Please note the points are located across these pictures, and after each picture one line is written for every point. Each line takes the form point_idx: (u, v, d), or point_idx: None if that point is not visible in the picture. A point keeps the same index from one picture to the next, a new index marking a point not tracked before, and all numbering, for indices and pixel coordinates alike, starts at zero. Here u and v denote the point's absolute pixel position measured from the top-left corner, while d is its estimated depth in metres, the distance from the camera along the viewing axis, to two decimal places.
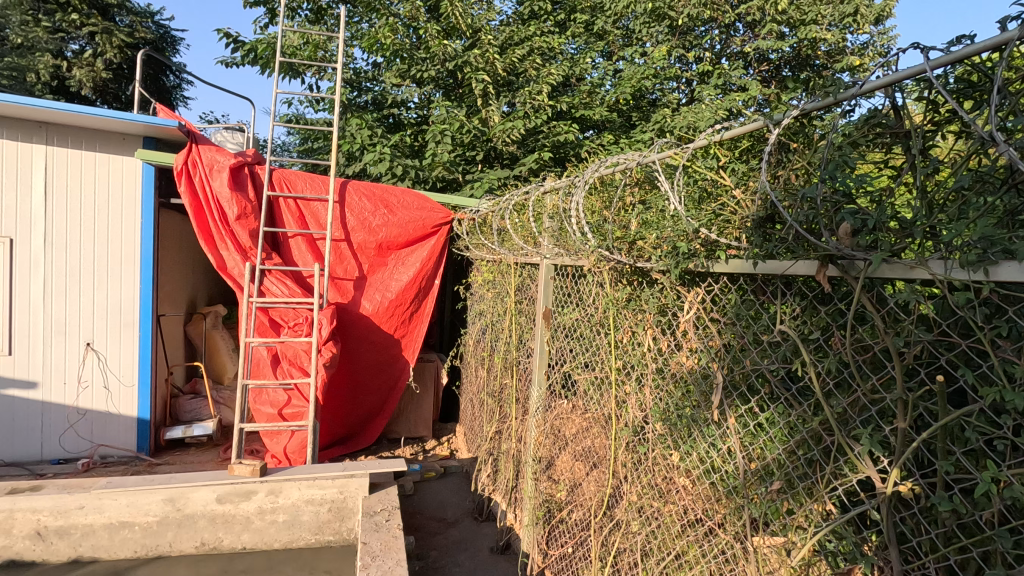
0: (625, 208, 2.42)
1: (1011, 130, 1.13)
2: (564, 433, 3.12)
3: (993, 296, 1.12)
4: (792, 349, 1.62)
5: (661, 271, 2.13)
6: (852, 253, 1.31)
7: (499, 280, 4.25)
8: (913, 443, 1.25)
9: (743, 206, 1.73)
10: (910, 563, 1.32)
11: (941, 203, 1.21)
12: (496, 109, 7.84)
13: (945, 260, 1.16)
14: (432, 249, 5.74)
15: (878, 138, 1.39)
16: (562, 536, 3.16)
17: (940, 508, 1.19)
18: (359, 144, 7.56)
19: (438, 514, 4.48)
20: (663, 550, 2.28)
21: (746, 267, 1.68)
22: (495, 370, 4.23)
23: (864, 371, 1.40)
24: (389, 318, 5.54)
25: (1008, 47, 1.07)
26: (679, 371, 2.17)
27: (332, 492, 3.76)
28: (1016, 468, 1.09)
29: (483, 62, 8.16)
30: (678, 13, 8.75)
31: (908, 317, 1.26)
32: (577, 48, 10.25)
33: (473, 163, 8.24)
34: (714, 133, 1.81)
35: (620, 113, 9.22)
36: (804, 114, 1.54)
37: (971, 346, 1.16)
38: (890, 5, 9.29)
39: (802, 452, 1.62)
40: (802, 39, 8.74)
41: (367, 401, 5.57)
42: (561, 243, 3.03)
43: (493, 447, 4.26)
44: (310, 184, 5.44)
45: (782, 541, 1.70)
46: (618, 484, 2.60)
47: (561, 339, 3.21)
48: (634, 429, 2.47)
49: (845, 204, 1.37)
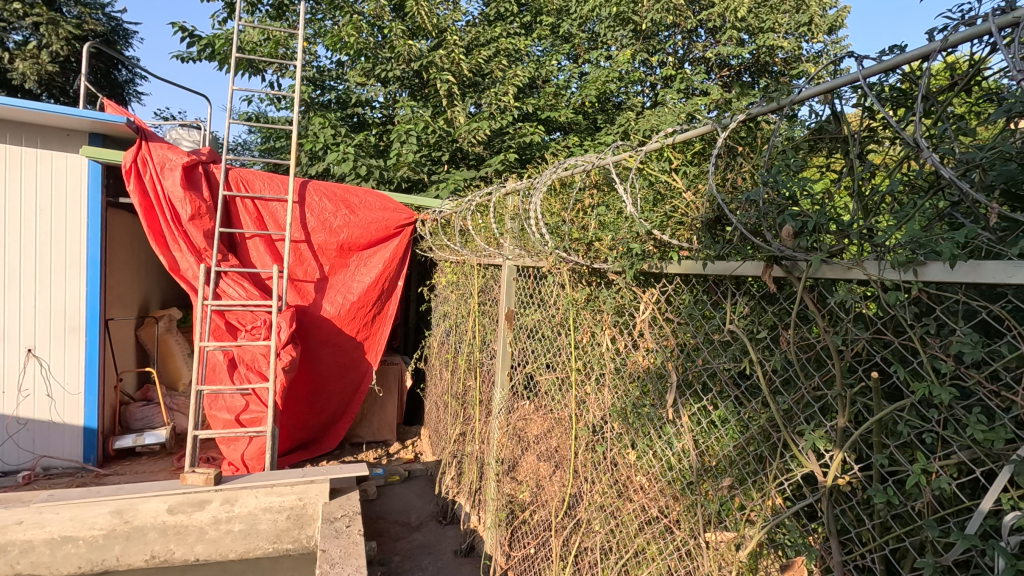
0: (583, 209, 2.45)
1: (938, 137, 1.18)
2: (526, 435, 3.12)
3: (922, 295, 1.17)
4: (742, 349, 1.66)
5: (617, 272, 2.17)
6: (794, 253, 1.35)
7: (463, 281, 4.24)
8: (851, 437, 1.30)
9: (693, 208, 1.78)
10: (851, 553, 1.36)
11: (876, 205, 1.26)
12: (462, 110, 7.82)
13: (879, 261, 1.20)
14: (396, 250, 5.68)
15: (818, 143, 1.44)
16: (525, 536, 3.16)
17: (876, 500, 1.24)
18: (322, 143, 7.40)
19: (402, 519, 4.42)
20: (622, 549, 2.30)
21: (697, 267, 1.72)
22: (459, 372, 4.22)
23: (808, 369, 1.44)
24: (351, 320, 5.45)
25: (930, 59, 1.12)
26: (636, 370, 2.20)
27: (291, 498, 3.69)
28: (944, 460, 1.14)
29: (448, 62, 8.12)
30: (642, 18, 8.92)
31: (846, 316, 1.31)
32: (543, 50, 10.31)
33: (439, 163, 8.19)
34: (667, 136, 1.84)
35: (586, 116, 9.34)
36: (750, 118, 1.58)
37: (902, 343, 1.21)
38: (843, 15, 9.65)
39: (752, 448, 1.66)
40: (760, 46, 8.98)
41: (329, 406, 5.46)
42: (522, 244, 3.04)
43: (458, 449, 4.23)
44: (268, 184, 5.31)
45: (733, 536, 1.74)
46: (578, 484, 2.62)
47: (523, 340, 3.21)
48: (593, 429, 2.49)
49: (788, 206, 1.41)
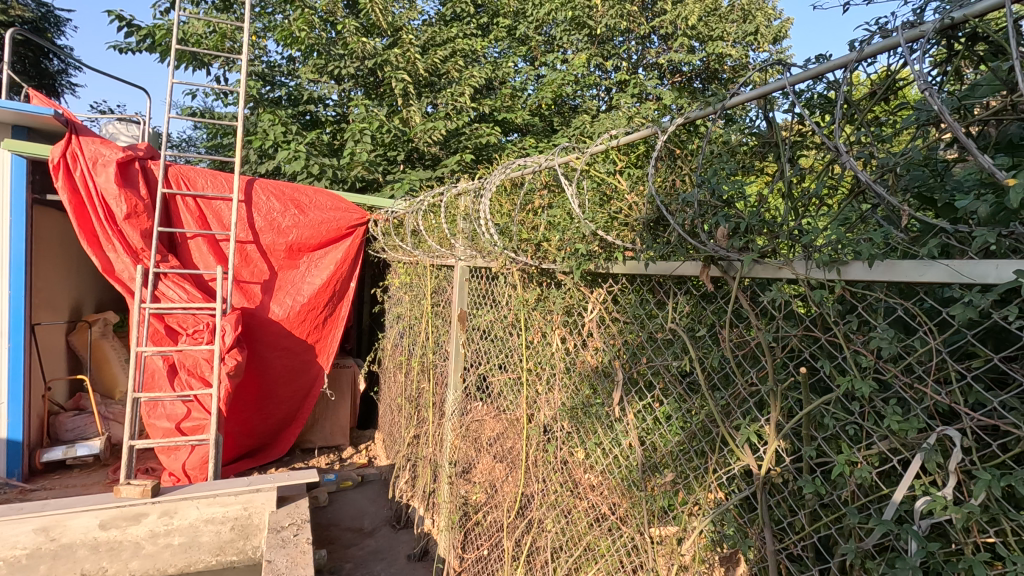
0: (533, 210, 2.47)
1: (857, 143, 1.23)
2: (479, 436, 3.11)
3: (845, 293, 1.22)
4: (683, 347, 1.71)
5: (565, 272, 2.21)
6: (727, 253, 1.40)
7: (417, 282, 4.19)
8: (783, 431, 1.35)
9: (635, 209, 1.82)
10: (783, 542, 1.42)
11: (805, 207, 1.31)
12: (418, 109, 7.72)
13: (806, 260, 1.25)
14: (348, 250, 5.57)
15: (751, 147, 1.48)
16: (478, 538, 3.15)
17: (804, 490, 1.30)
18: (271, 141, 7.15)
19: (355, 525, 4.34)
20: (571, 547, 2.33)
21: (640, 267, 1.77)
22: (413, 374, 4.17)
23: (744, 366, 1.49)
24: (301, 323, 5.29)
25: (848, 69, 1.17)
26: (584, 369, 2.23)
27: (235, 509, 3.57)
28: (866, 450, 1.19)
29: (404, 61, 8.00)
30: (596, 23, 9.10)
31: (778, 314, 1.37)
32: (500, 52, 10.31)
33: (394, 163, 8.06)
34: (610, 139, 1.88)
35: (542, 118, 9.43)
36: (686, 122, 1.63)
37: (829, 339, 1.25)
38: (787, 26, 10.08)
39: (693, 443, 1.70)
40: (710, 54, 9.26)
41: (278, 411, 5.30)
42: (474, 245, 3.03)
43: (412, 452, 4.18)
44: (211, 182, 5.11)
45: (675, 530, 1.78)
46: (530, 483, 2.63)
47: (477, 341, 3.20)
48: (543, 429, 2.52)
49: (721, 208, 1.46)
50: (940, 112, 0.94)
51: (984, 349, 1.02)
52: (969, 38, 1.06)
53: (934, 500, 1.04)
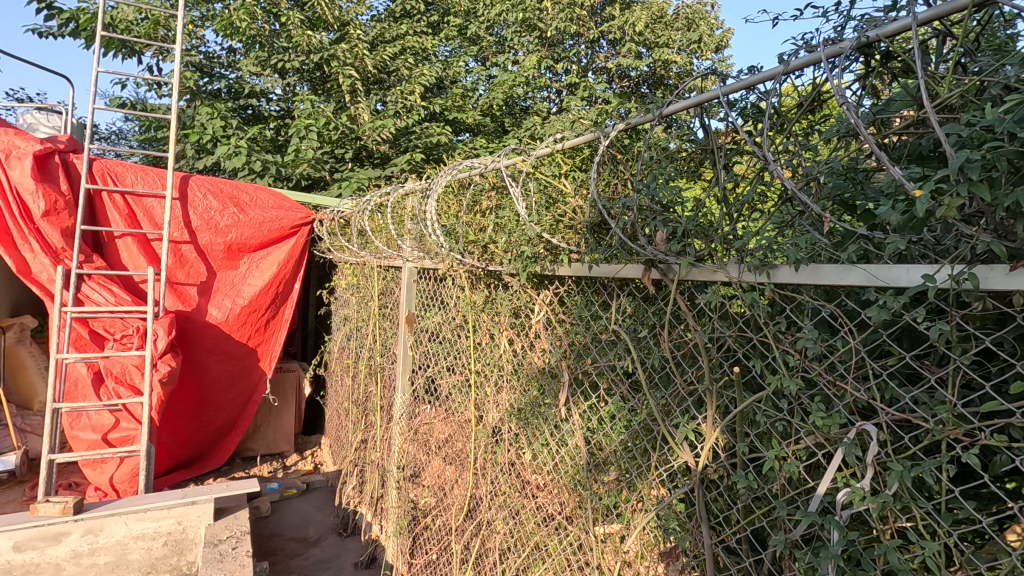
0: (480, 211, 2.47)
1: (783, 153, 1.29)
2: (428, 439, 3.08)
3: (774, 295, 1.28)
4: (625, 347, 1.75)
5: (511, 274, 2.23)
6: (666, 257, 1.46)
7: (364, 283, 4.11)
8: (718, 429, 1.40)
9: (579, 213, 1.86)
10: (719, 534, 1.47)
11: (739, 213, 1.35)
12: (366, 106, 7.55)
13: (738, 264, 1.31)
14: (291, 251, 5.39)
15: (687, 154, 1.53)
16: (427, 543, 3.11)
17: (738, 485, 1.35)
18: (210, 135, 6.79)
19: (299, 534, 4.21)
20: (520, 547, 2.33)
21: (585, 269, 1.79)
22: (360, 377, 4.08)
23: (682, 366, 1.54)
24: (240, 326, 5.09)
25: (775, 82, 1.23)
26: (531, 370, 2.25)
27: (169, 523, 3.40)
28: (794, 445, 1.24)
29: (351, 56, 7.81)
30: (546, 26, 9.21)
31: (713, 315, 1.42)
32: (451, 51, 10.23)
33: (342, 161, 7.86)
34: (555, 142, 1.90)
35: (493, 118, 9.44)
36: (628, 128, 1.67)
37: (760, 339, 1.31)
38: (728, 37, 10.49)
39: (635, 442, 1.74)
40: (657, 60, 9.52)
41: (216, 418, 5.09)
42: (421, 246, 2.99)
43: (359, 457, 4.10)
44: (142, 178, 4.83)
45: (617, 528, 1.82)
46: (479, 485, 2.62)
47: (425, 343, 3.16)
48: (492, 430, 2.52)
49: (659, 213, 1.52)
50: (857, 128, 1.00)
51: (897, 347, 1.09)
52: (883, 55, 1.13)
53: (853, 492, 1.10)
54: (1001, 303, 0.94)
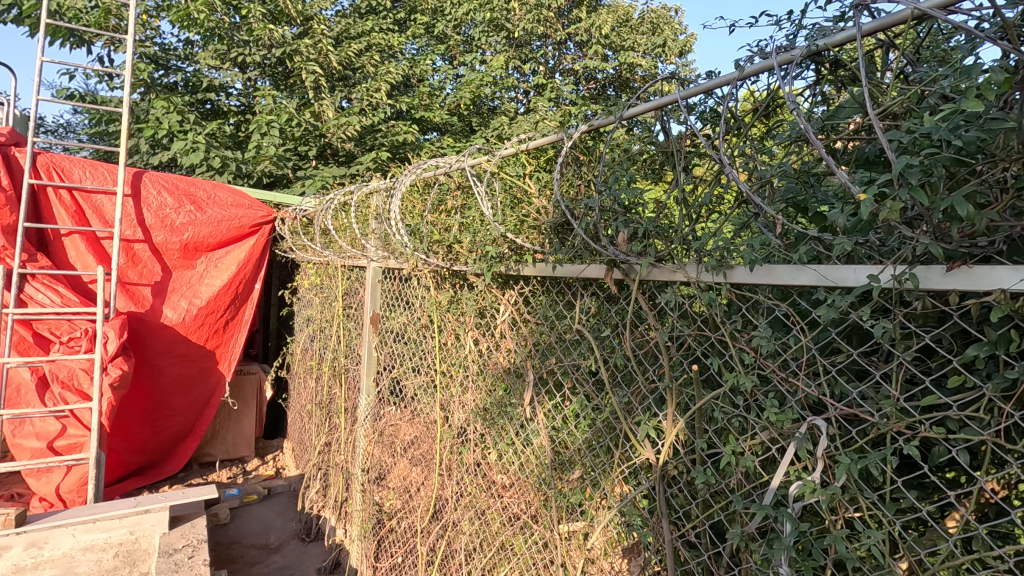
0: (445, 211, 2.46)
1: (738, 157, 1.33)
2: (393, 442, 3.04)
3: (730, 295, 1.31)
4: (589, 347, 1.77)
5: (476, 274, 2.23)
6: (627, 257, 1.48)
7: (328, 283, 4.03)
8: (678, 426, 1.43)
9: (542, 213, 1.87)
10: (679, 529, 1.50)
11: (698, 214, 1.38)
12: (331, 103, 7.41)
13: (696, 265, 1.34)
14: (251, 250, 5.25)
15: (649, 156, 1.55)
16: (392, 545, 3.08)
17: (697, 480, 1.38)
18: (165, 130, 6.50)
19: (260, 541, 4.10)
20: (485, 547, 2.33)
21: (548, 269, 1.81)
22: (323, 379, 4.01)
23: (643, 364, 1.56)
24: (198, 328, 4.93)
25: (731, 88, 1.26)
26: (496, 370, 2.26)
27: (120, 534, 3.26)
28: (750, 440, 1.28)
29: (314, 52, 7.65)
30: (513, 26, 9.27)
31: (672, 314, 1.45)
32: (418, 49, 10.15)
33: (305, 158, 7.69)
34: (520, 142, 1.90)
35: (461, 117, 9.36)
36: (591, 130, 1.68)
37: (717, 338, 1.34)
38: (692, 42, 10.73)
39: (598, 440, 1.76)
40: (622, 63, 9.66)
41: (172, 423, 4.92)
42: (386, 245, 2.96)
43: (323, 460, 4.02)
44: (90, 173, 4.60)
45: (581, 526, 1.84)
46: (445, 486, 2.61)
47: (390, 344, 3.12)
48: (458, 431, 2.51)
49: (621, 214, 1.55)
50: (806, 133, 1.03)
51: (846, 345, 1.12)
52: (833, 63, 1.17)
53: (805, 485, 1.14)
54: (939, 301, 0.98)
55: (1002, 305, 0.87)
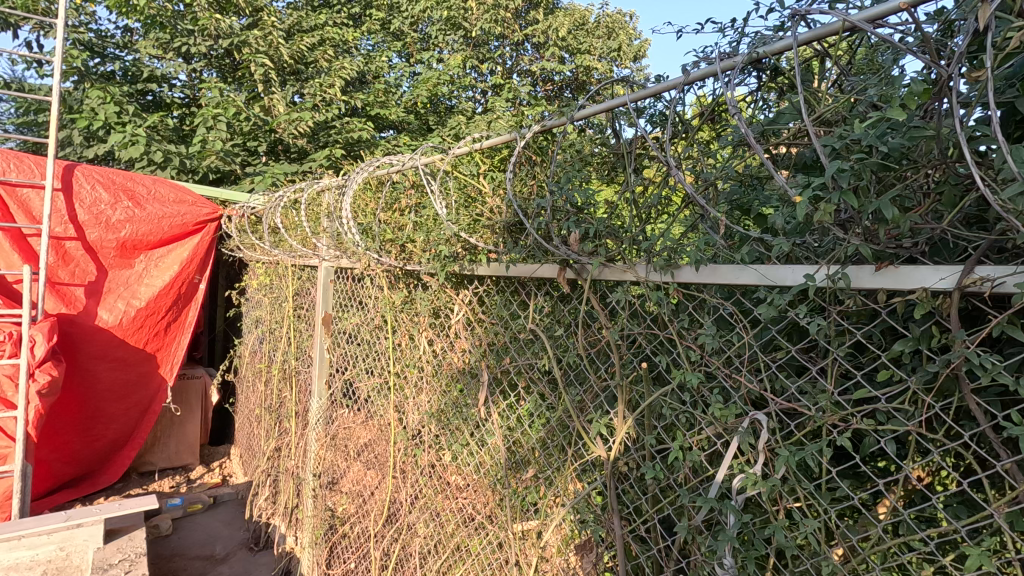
0: (399, 209, 2.42)
1: (684, 160, 1.36)
2: (346, 445, 2.98)
3: (677, 294, 1.34)
4: (542, 346, 1.78)
5: (430, 274, 2.21)
6: (579, 257, 1.50)
7: (277, 283, 3.91)
8: (628, 423, 1.46)
9: (496, 212, 1.87)
10: (629, 524, 1.53)
11: (650, 215, 1.41)
12: (282, 98, 7.16)
13: (646, 265, 1.37)
14: (195, 249, 5.03)
15: (600, 156, 1.57)
16: (345, 551, 3.01)
17: (647, 476, 1.41)
18: (101, 121, 6.13)
19: (205, 552, 3.93)
20: (440, 550, 2.31)
21: (502, 269, 1.81)
22: (273, 382, 3.88)
23: (595, 362, 1.58)
24: (136, 330, 4.70)
25: (678, 90, 1.29)
26: (450, 370, 2.24)
27: (49, 551, 3.05)
28: (696, 435, 1.32)
29: (264, 44, 7.39)
30: (471, 25, 9.28)
31: (623, 314, 1.48)
32: (373, 45, 9.99)
33: (255, 154, 7.41)
34: (473, 142, 1.90)
35: (418, 116, 9.23)
36: (543, 130, 1.69)
37: (666, 336, 1.37)
38: (646, 47, 10.98)
39: (551, 439, 1.78)
40: (579, 66, 9.79)
41: (108, 431, 4.67)
42: (338, 244, 2.89)
43: (272, 466, 3.89)
44: (15, 166, 4.29)
45: (535, 524, 1.84)
46: (399, 489, 2.57)
47: (343, 345, 3.05)
48: (412, 433, 2.48)
49: (573, 214, 1.56)
50: (748, 137, 1.07)
51: (786, 342, 1.17)
52: (772, 70, 1.21)
53: (748, 477, 1.18)
54: (869, 299, 1.03)
55: (924, 302, 0.93)
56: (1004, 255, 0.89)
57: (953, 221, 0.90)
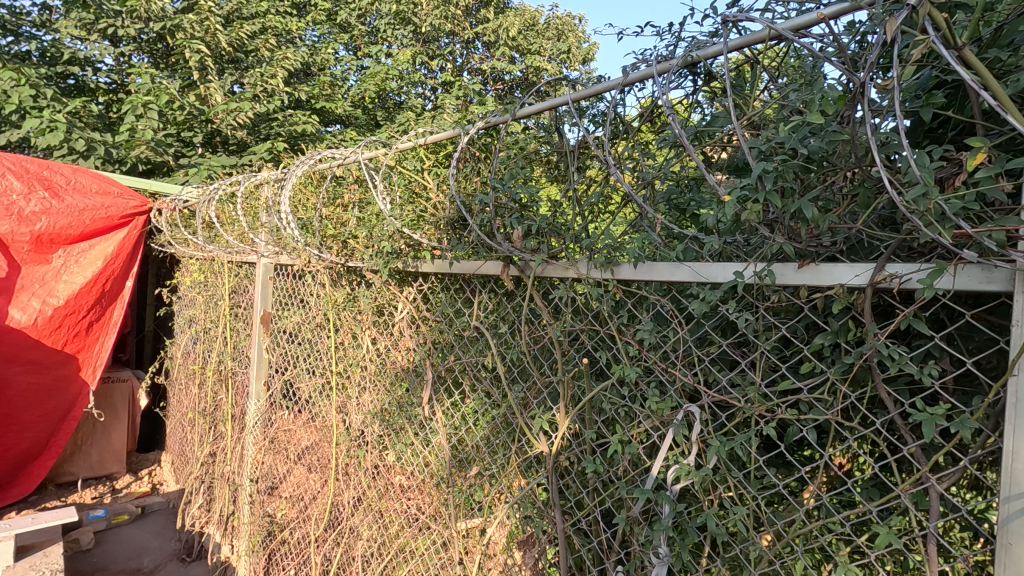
0: (341, 205, 2.36)
1: (623, 159, 1.39)
2: (287, 448, 2.88)
3: (617, 290, 1.37)
4: (486, 343, 1.78)
5: (374, 271, 2.17)
6: (522, 253, 1.51)
7: (212, 280, 3.74)
8: (569, 418, 1.48)
9: (439, 208, 1.86)
10: (570, 518, 1.55)
11: (591, 213, 1.43)
12: (219, 87, 6.83)
13: (588, 262, 1.39)
14: (122, 244, 4.73)
15: (543, 155, 1.59)
16: (284, 558, 2.91)
17: (587, 470, 1.44)
18: (14, 105, 5.64)
19: (131, 566, 3.70)
20: (384, 552, 2.27)
21: (446, 266, 1.80)
22: (207, 384, 3.71)
23: (538, 359, 1.60)
24: (54, 331, 4.36)
25: (617, 90, 1.31)
26: (394, 369, 2.20)
27: None
28: (635, 429, 1.35)
29: (200, 30, 7.03)
30: (420, 21, 9.24)
31: (566, 311, 1.50)
32: (319, 36, 9.73)
33: (189, 145, 7.02)
34: (417, 137, 1.88)
35: (366, 110, 9.04)
36: (487, 127, 1.69)
37: (606, 333, 1.40)
38: (594, 50, 11.19)
39: (495, 437, 1.78)
40: (529, 66, 9.85)
41: (21, 440, 4.37)
42: (277, 240, 2.80)
43: (206, 472, 3.71)
44: None
45: (478, 521, 1.84)
46: (341, 491, 2.50)
47: (283, 345, 2.94)
48: (355, 433, 2.42)
49: (516, 211, 1.57)
50: (681, 139, 1.11)
51: (718, 336, 1.21)
52: (706, 75, 1.25)
53: (682, 468, 1.22)
54: (793, 295, 1.08)
55: (841, 298, 0.98)
56: (911, 254, 0.96)
57: (866, 222, 0.96)
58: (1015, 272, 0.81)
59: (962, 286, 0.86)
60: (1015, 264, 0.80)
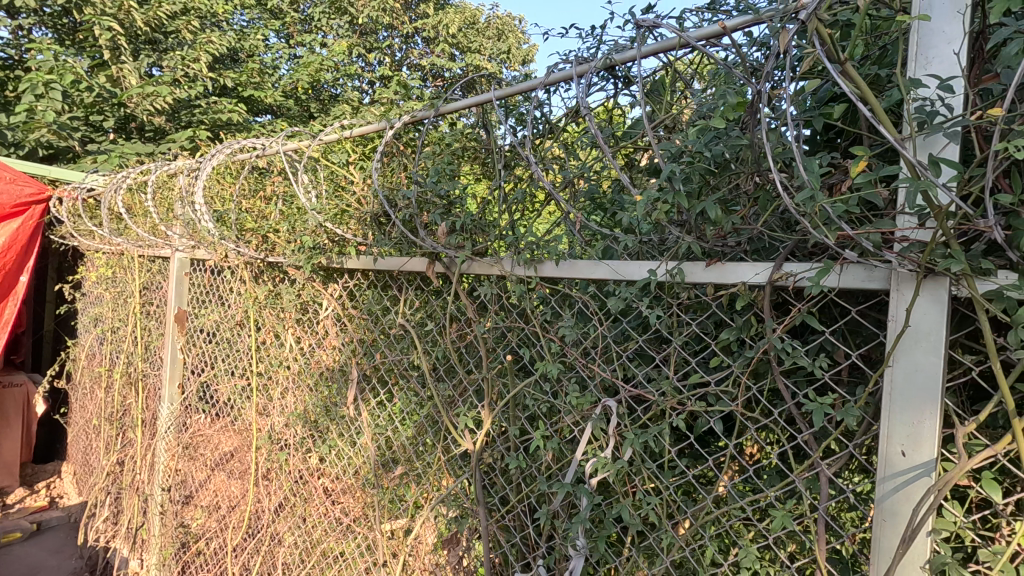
0: (262, 197, 2.26)
1: (546, 157, 1.41)
2: (203, 454, 2.71)
3: (540, 287, 1.39)
4: (411, 341, 1.76)
5: (296, 266, 2.09)
6: (446, 250, 1.50)
7: (121, 276, 3.47)
8: (493, 415, 1.49)
9: (364, 201, 1.82)
10: (495, 514, 1.55)
11: (515, 211, 1.44)
12: (134, 69, 6.33)
13: (512, 259, 1.40)
14: (15, 235, 4.30)
15: (469, 151, 1.58)
16: (199, 570, 2.75)
17: (510, 465, 1.45)
18: None
19: None
20: (306, 558, 2.19)
21: (371, 261, 1.76)
22: (114, 387, 3.44)
23: (463, 357, 1.59)
24: None
25: (540, 89, 1.33)
26: (318, 367, 2.13)
27: None
28: (556, 424, 1.37)
29: (112, 6, 6.38)
30: (357, 12, 9.04)
31: (491, 308, 1.50)
32: (247, 21, 9.26)
33: (99, 129, 6.48)
34: (341, 128, 1.82)
35: (298, 101, 8.71)
36: (413, 121, 1.66)
37: (529, 330, 1.42)
38: (534, 51, 11.35)
39: (421, 436, 1.76)
40: (469, 64, 9.86)
41: None
42: (193, 233, 2.63)
43: (111, 482, 3.44)
44: None
45: (403, 522, 1.81)
46: (262, 498, 2.39)
47: (199, 344, 2.78)
48: (276, 437, 2.32)
49: (441, 207, 1.56)
50: (598, 140, 1.15)
51: (635, 333, 1.25)
52: (624, 79, 1.29)
53: (599, 461, 1.25)
54: (702, 292, 1.14)
55: (744, 295, 1.04)
56: (805, 254, 1.02)
57: (767, 223, 1.02)
58: (891, 271, 0.89)
59: (846, 284, 0.93)
60: (890, 264, 0.87)
